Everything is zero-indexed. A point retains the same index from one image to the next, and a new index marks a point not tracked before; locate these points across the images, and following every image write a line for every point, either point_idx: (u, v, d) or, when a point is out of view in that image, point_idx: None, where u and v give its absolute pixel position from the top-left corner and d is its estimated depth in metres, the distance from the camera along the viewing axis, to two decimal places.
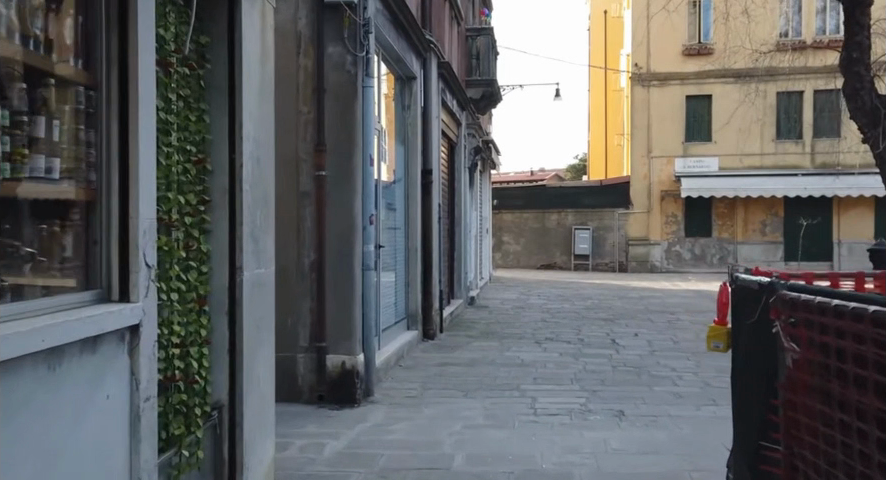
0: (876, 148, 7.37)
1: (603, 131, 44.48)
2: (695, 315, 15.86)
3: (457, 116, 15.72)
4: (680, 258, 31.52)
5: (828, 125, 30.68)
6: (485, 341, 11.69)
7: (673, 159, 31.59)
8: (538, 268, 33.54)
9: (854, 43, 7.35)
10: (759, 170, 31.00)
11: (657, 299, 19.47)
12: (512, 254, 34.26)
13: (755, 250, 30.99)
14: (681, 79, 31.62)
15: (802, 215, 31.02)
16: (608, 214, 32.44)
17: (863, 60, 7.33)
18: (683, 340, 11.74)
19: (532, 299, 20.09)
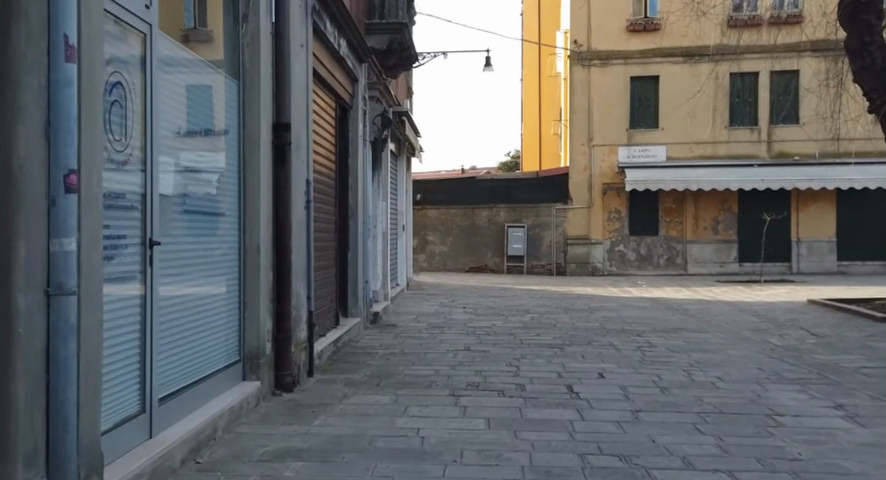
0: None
1: (539, 122, 40.92)
2: (666, 335, 11.92)
3: (345, 61, 11.37)
4: (623, 259, 27.93)
5: (787, 109, 27.33)
6: (370, 396, 7.39)
7: (617, 148, 27.96)
8: (467, 272, 29.32)
9: None
10: (710, 160, 27.38)
11: (610, 314, 15.44)
12: (438, 257, 29.85)
13: (705, 250, 27.47)
14: (624, 59, 28.02)
15: (760, 210, 27.49)
16: (545, 209, 28.61)
17: None
18: (674, 385, 7.68)
19: (455, 313, 15.95)
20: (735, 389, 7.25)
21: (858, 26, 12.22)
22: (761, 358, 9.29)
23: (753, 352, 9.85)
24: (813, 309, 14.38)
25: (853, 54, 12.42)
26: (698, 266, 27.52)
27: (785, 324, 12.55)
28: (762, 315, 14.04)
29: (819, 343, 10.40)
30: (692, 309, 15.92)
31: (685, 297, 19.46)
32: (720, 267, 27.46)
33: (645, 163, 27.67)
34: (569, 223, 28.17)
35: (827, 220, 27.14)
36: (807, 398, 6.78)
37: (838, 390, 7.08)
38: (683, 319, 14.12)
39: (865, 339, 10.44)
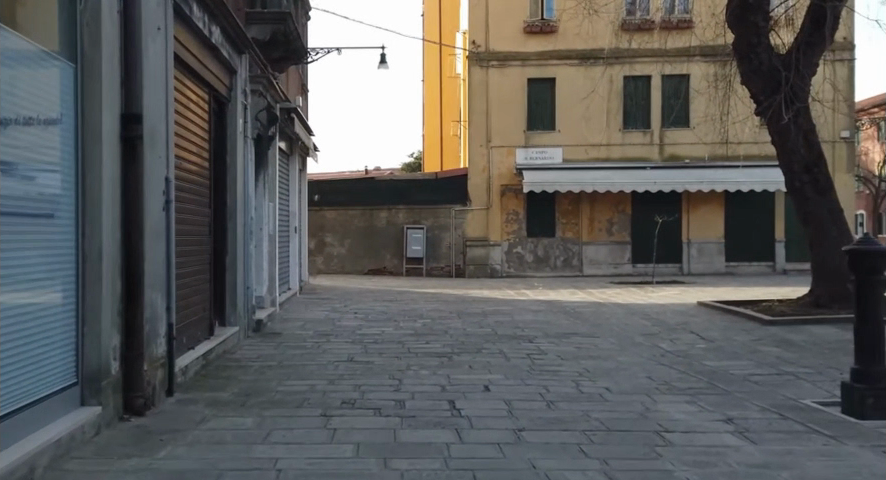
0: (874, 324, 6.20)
1: (440, 122, 40.56)
2: (560, 340, 11.59)
3: (217, 50, 10.57)
4: (521, 261, 27.87)
5: (677, 113, 27.80)
6: (230, 419, 6.63)
7: (514, 149, 27.86)
8: (366, 275, 28.50)
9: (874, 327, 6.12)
10: (605, 162, 27.58)
11: (504, 319, 15.05)
12: (336, 259, 28.81)
13: (600, 251, 27.68)
14: (522, 61, 27.95)
15: (653, 212, 27.85)
16: (444, 210, 28.20)
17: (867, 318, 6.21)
18: (563, 397, 7.24)
19: (345, 320, 15.25)
20: (623, 401, 6.86)
21: (745, 27, 12.28)
22: (652, 365, 9.00)
23: (644, 359, 9.57)
24: (703, 312, 14.38)
25: (741, 55, 12.48)
26: (593, 267, 27.71)
27: (675, 327, 12.45)
28: (654, 318, 13.93)
29: (708, 348, 10.24)
30: (587, 313, 15.72)
31: (581, 300, 19.36)
32: (614, 269, 27.71)
33: (542, 164, 27.65)
34: (468, 225, 27.90)
35: (716, 221, 27.72)
36: (696, 411, 6.45)
37: (727, 400, 6.78)
38: (576, 324, 13.87)
39: (753, 343, 10.34)
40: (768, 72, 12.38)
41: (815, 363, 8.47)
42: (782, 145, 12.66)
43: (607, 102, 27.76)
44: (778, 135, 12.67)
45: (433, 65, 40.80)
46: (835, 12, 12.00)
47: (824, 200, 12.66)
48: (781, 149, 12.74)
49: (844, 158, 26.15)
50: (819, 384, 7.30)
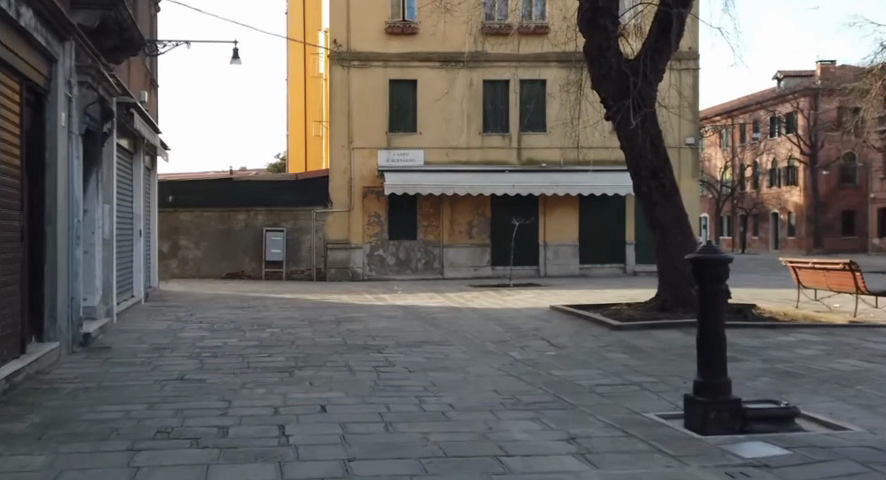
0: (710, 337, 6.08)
1: (303, 122, 39.46)
2: (412, 350, 11.14)
3: (28, 35, 9.42)
4: (382, 264, 27.35)
5: (535, 118, 28.11)
6: (18, 458, 5.71)
7: (375, 151, 27.34)
8: (222, 279, 27.09)
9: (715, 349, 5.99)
10: (465, 165, 27.48)
11: (357, 327, 14.46)
12: (191, 262, 27.25)
13: (461, 254, 27.59)
14: (383, 61, 27.46)
15: (511, 215, 28.03)
16: (304, 212, 27.27)
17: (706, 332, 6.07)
18: (404, 416, 6.77)
19: (188, 331, 14.17)
20: (465, 420, 6.45)
21: (595, 31, 12.35)
22: (500, 377, 8.66)
23: (493, 370, 9.24)
24: (556, 317, 14.33)
25: (591, 60, 12.53)
26: (453, 270, 27.57)
27: (528, 333, 12.28)
28: (508, 324, 13.74)
29: (558, 356, 10.06)
30: (443, 319, 15.36)
31: (439, 305, 19.03)
32: (474, 271, 27.68)
33: (403, 167, 27.26)
34: (329, 227, 27.14)
35: (572, 224, 28.22)
36: (539, 429, 6.11)
37: (572, 416, 6.50)
38: (431, 331, 13.47)
39: (602, 350, 10.25)
40: (617, 77, 12.51)
41: (660, 371, 8.40)
42: (630, 150, 12.78)
43: (466, 105, 27.73)
44: (626, 140, 12.77)
45: (298, 63, 39.64)
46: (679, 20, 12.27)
47: (670, 205, 12.86)
48: (629, 154, 12.86)
49: (689, 163, 27.26)
50: (662, 395, 7.17)
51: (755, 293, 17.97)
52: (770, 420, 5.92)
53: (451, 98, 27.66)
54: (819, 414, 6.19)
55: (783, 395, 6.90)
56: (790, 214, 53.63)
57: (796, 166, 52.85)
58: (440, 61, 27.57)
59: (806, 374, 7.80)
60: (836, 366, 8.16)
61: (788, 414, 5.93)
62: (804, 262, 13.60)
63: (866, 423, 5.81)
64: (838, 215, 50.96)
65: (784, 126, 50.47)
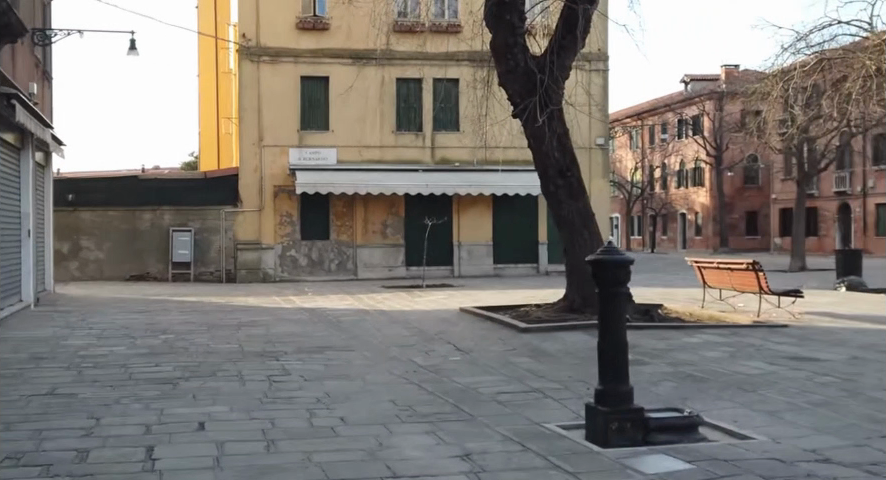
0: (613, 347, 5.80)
1: (214, 119, 38.18)
2: (313, 356, 10.57)
3: None
4: (295, 264, 26.54)
5: (448, 117, 27.76)
6: None
7: (287, 149, 26.54)
8: (127, 281, 25.76)
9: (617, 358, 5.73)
10: (379, 164, 26.94)
11: (258, 331, 13.78)
12: (93, 264, 25.81)
13: (374, 254, 27.05)
14: (294, 57, 26.68)
15: (424, 215, 27.63)
16: (213, 212, 26.26)
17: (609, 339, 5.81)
18: (289, 430, 6.25)
19: (75, 338, 13.19)
20: (355, 436, 5.97)
21: (501, 26, 12.24)
22: (400, 386, 8.21)
23: (393, 377, 8.78)
24: (465, 319, 13.98)
25: (498, 56, 12.39)
26: (367, 270, 27.01)
27: (433, 337, 11.87)
28: (415, 327, 13.30)
29: (462, 361, 9.67)
30: (349, 323, 14.82)
31: (347, 307, 18.47)
32: (387, 271, 27.17)
33: (315, 165, 26.53)
34: (240, 227, 26.21)
35: (485, 224, 28.03)
36: (432, 444, 5.68)
37: (469, 428, 6.09)
38: (334, 336, 12.91)
39: (508, 354, 9.93)
40: (524, 74, 12.42)
41: (564, 376, 8.11)
42: (537, 148, 12.60)
43: (379, 103, 27.21)
44: (534, 138, 12.60)
45: (209, 59, 38.39)
46: (585, 15, 12.31)
47: (576, 204, 12.71)
48: (536, 153, 12.67)
49: (599, 164, 27.48)
50: (565, 403, 6.85)
51: (661, 292, 18.10)
52: (672, 429, 5.65)
53: (364, 96, 27.11)
54: (722, 421, 5.96)
55: (687, 401, 6.68)
56: (696, 214, 55.19)
57: (702, 167, 54.42)
58: (353, 58, 26.94)
59: (710, 378, 7.63)
60: (740, 368, 8.03)
61: (691, 422, 5.69)
62: (709, 263, 13.65)
63: (769, 431, 5.61)
64: (741, 215, 52.89)
65: (691, 128, 51.87)
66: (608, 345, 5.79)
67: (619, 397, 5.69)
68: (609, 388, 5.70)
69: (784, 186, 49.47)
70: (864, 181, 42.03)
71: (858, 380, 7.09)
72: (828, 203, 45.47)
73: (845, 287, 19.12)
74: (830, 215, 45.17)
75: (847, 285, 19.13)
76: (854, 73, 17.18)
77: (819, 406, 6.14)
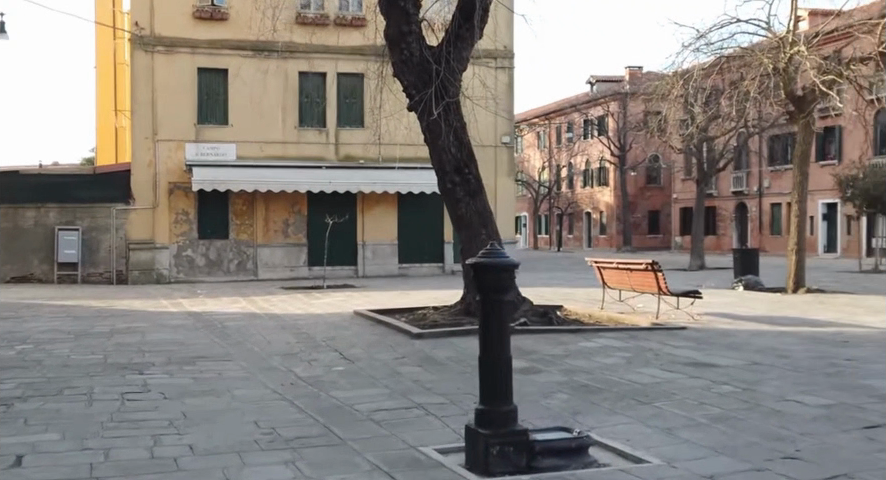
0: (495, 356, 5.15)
1: (108, 112, 36.09)
2: (183, 368, 9.57)
3: None
4: (191, 265, 25.13)
5: (351, 113, 26.80)
6: None
7: (184, 144, 25.14)
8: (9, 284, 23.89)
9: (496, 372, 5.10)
10: (280, 161, 25.79)
11: (132, 340, 12.62)
12: None
13: (276, 254, 25.89)
14: (191, 48, 25.24)
15: (326, 213, 26.60)
16: (103, 210, 24.62)
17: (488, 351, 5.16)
18: (123, 463, 5.33)
19: None
20: (199, 469, 5.12)
21: (394, 13, 11.53)
22: (270, 401, 7.36)
23: (264, 391, 7.91)
24: (357, 324, 13.19)
25: (391, 45, 11.67)
26: (268, 271, 25.82)
27: (320, 344, 11.04)
28: (303, 333, 12.42)
29: (345, 371, 8.87)
30: (233, 328, 13.79)
31: (235, 311, 17.39)
32: (289, 272, 26.03)
33: (214, 162, 25.20)
34: (131, 225, 24.68)
35: (390, 223, 27.24)
36: (287, 478, 4.89)
37: (334, 456, 5.33)
38: (213, 343, 11.89)
39: (395, 363, 9.19)
40: (419, 64, 11.74)
41: (451, 389, 7.43)
42: (433, 143, 11.91)
43: (281, 98, 26.03)
44: (429, 132, 11.93)
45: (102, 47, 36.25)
46: (482, 4, 11.69)
47: (475, 202, 12.08)
48: (432, 147, 11.98)
49: (504, 163, 27.10)
50: (447, 422, 6.16)
51: (562, 292, 17.75)
52: (559, 453, 5.04)
53: (265, 90, 25.89)
54: (614, 440, 5.38)
55: (579, 417, 6.08)
56: (600, 213, 55.94)
57: (607, 167, 55.14)
58: (253, 51, 25.69)
59: (605, 389, 7.08)
60: (636, 377, 7.52)
61: (580, 444, 5.07)
62: (609, 263, 13.27)
63: (664, 452, 5.06)
64: (644, 214, 53.84)
65: (597, 129, 52.46)
66: (488, 356, 5.15)
67: (500, 415, 5.05)
68: (490, 407, 5.05)
69: (684, 185, 50.55)
70: (759, 181, 43.28)
71: (757, 389, 6.68)
72: (725, 203, 46.69)
73: (742, 287, 19.22)
74: (727, 215, 46.41)
75: (745, 285, 19.24)
76: (752, 71, 17.20)
77: (717, 422, 5.65)
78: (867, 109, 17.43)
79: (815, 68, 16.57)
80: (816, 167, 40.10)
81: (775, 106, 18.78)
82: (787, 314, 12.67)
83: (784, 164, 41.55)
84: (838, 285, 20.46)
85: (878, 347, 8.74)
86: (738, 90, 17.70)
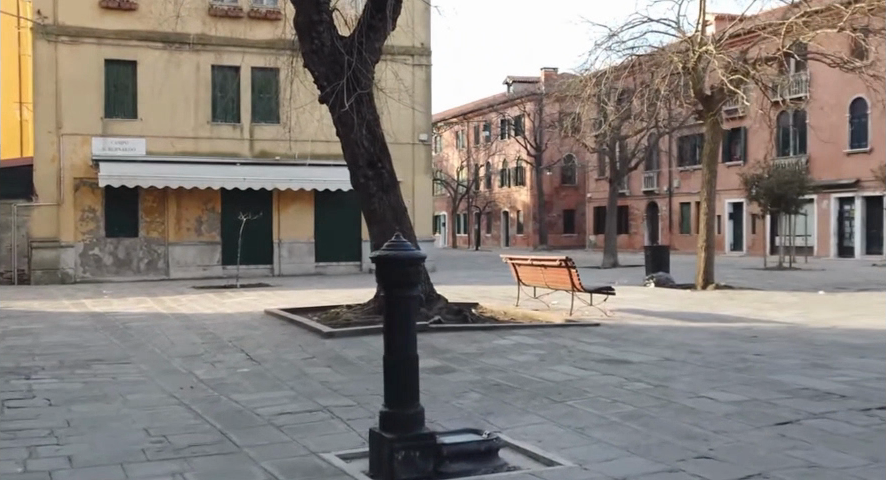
0: (402, 355, 4.87)
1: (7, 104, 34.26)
2: (75, 373, 8.94)
3: None
4: (99, 264, 24.01)
5: (266, 108, 26.07)
6: None
7: (90, 139, 23.98)
8: None
9: (401, 372, 4.84)
10: (193, 156, 24.87)
11: (23, 343, 11.81)
12: None
13: (188, 253, 24.99)
14: (97, 38, 24.10)
15: (241, 211, 25.82)
16: (4, 207, 23.29)
17: (395, 348, 4.88)
18: None
19: None
20: None
21: (304, 1, 11.16)
22: (166, 406, 6.89)
23: (161, 396, 7.42)
24: (267, 323, 12.71)
25: (301, 34, 11.28)
26: (180, 270, 24.90)
27: (226, 345, 10.53)
28: (209, 334, 11.87)
29: (249, 373, 8.43)
30: (135, 329, 13.10)
31: (140, 311, 16.61)
32: (203, 271, 25.17)
33: (123, 157, 24.12)
34: (35, 223, 23.35)
35: (307, 221, 26.64)
36: None
37: (228, 466, 4.94)
38: (112, 345, 11.22)
39: (303, 363, 8.80)
40: (330, 55, 11.39)
41: (359, 391, 7.10)
42: (345, 136, 11.57)
43: (193, 91, 25.10)
44: (341, 125, 11.58)
45: None
46: None
47: (389, 197, 11.79)
48: (344, 141, 11.65)
49: (422, 160, 26.84)
50: (352, 425, 5.84)
51: (479, 290, 17.62)
52: (467, 456, 4.78)
53: (177, 83, 24.90)
54: (523, 442, 5.17)
55: (489, 418, 5.86)
56: (518, 212, 56.43)
57: (524, 166, 55.65)
58: (163, 43, 24.71)
59: (518, 388, 6.88)
60: (549, 375, 7.36)
61: (489, 448, 4.81)
62: (524, 260, 13.18)
63: (575, 453, 4.87)
64: (560, 214, 54.54)
65: (515, 129, 52.87)
66: (393, 355, 4.87)
67: (406, 417, 4.79)
68: (394, 409, 4.78)
69: (598, 185, 51.41)
70: (670, 181, 44.35)
71: (669, 386, 6.59)
72: (637, 202, 47.69)
73: (654, 284, 19.49)
74: (639, 214, 47.43)
75: (656, 281, 19.52)
76: (662, 70, 17.44)
77: (629, 420, 5.50)
78: (771, 110, 17.84)
79: (723, 67, 16.87)
80: (723, 167, 41.30)
81: (684, 104, 19.09)
82: (698, 310, 12.80)
83: (693, 164, 42.67)
84: (746, 282, 20.95)
85: (785, 342, 8.84)
86: (649, 89, 17.96)
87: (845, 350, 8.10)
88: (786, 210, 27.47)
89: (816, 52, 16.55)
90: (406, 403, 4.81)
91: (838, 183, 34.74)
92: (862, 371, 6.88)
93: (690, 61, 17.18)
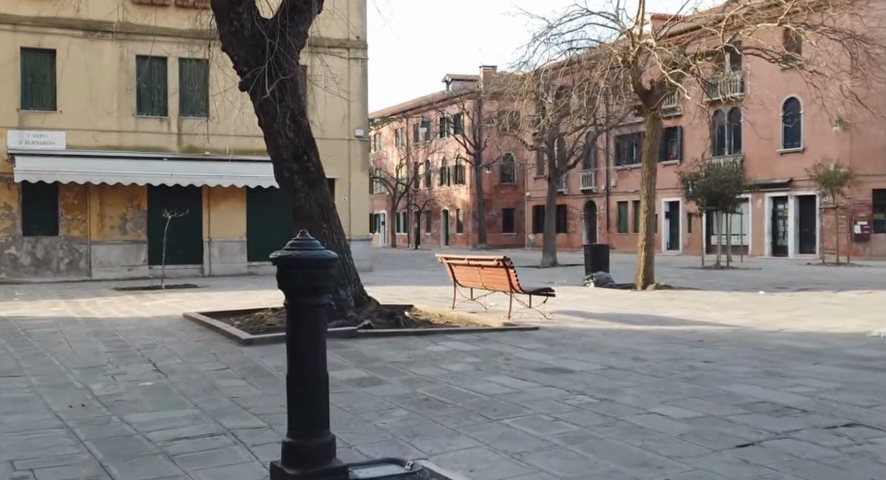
0: (309, 374, 4.12)
1: None
2: None
3: None
4: (15, 264, 22.45)
5: (194, 101, 24.76)
6: None
7: (5, 131, 22.42)
8: None
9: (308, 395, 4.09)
10: (116, 151, 23.55)
11: None
12: None
13: (112, 252, 23.67)
14: (13, 25, 22.51)
15: (168, 208, 24.58)
16: None
17: (302, 367, 4.13)
18: None
19: None
20: None
21: None
22: (45, 430, 5.95)
23: (43, 416, 6.48)
24: (183, 329, 11.74)
25: (218, 15, 10.40)
26: (103, 270, 23.57)
27: (133, 355, 9.57)
28: (118, 341, 10.86)
29: (151, 387, 7.52)
30: (37, 336, 11.96)
31: (49, 315, 15.37)
32: (128, 272, 23.88)
33: (41, 151, 22.62)
34: None
35: (238, 219, 25.50)
36: None
37: None
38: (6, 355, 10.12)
39: (215, 376, 7.93)
40: (250, 38, 10.53)
41: (273, 409, 6.29)
42: (267, 127, 10.73)
43: (117, 82, 23.77)
44: (263, 115, 10.74)
45: None
46: None
47: (315, 193, 10.99)
48: (266, 133, 10.81)
49: (358, 157, 26.00)
50: (256, 453, 5.04)
51: (414, 290, 16.91)
52: None
53: (97, 74, 23.52)
54: (447, 468, 4.48)
55: (415, 442, 5.14)
56: (457, 211, 55.93)
57: (463, 165, 55.18)
58: (84, 31, 23.30)
59: (449, 403, 6.17)
60: (484, 388, 6.69)
61: None
62: (459, 260, 12.52)
63: None
64: (499, 212, 54.24)
65: (454, 127, 52.33)
66: (299, 375, 4.12)
67: (313, 448, 4.04)
68: (300, 439, 4.04)
69: (537, 184, 51.25)
70: (607, 180, 44.39)
71: (616, 399, 5.98)
72: (575, 201, 47.67)
73: (593, 284, 19.06)
74: (577, 213, 47.41)
75: (595, 281, 19.10)
76: (602, 64, 17.00)
77: (573, 444, 4.84)
78: (711, 106, 17.55)
79: (663, 61, 16.46)
80: (659, 167, 41.44)
81: (624, 101, 18.68)
82: (639, 312, 12.34)
83: (630, 163, 42.75)
84: (685, 281, 20.73)
85: (732, 347, 8.37)
86: (589, 86, 17.51)
87: (796, 356, 7.65)
88: (723, 209, 27.48)
89: (754, 48, 16.37)
90: (314, 430, 4.07)
91: (772, 183, 35.10)
92: (818, 381, 6.40)
93: (629, 54, 16.75)
